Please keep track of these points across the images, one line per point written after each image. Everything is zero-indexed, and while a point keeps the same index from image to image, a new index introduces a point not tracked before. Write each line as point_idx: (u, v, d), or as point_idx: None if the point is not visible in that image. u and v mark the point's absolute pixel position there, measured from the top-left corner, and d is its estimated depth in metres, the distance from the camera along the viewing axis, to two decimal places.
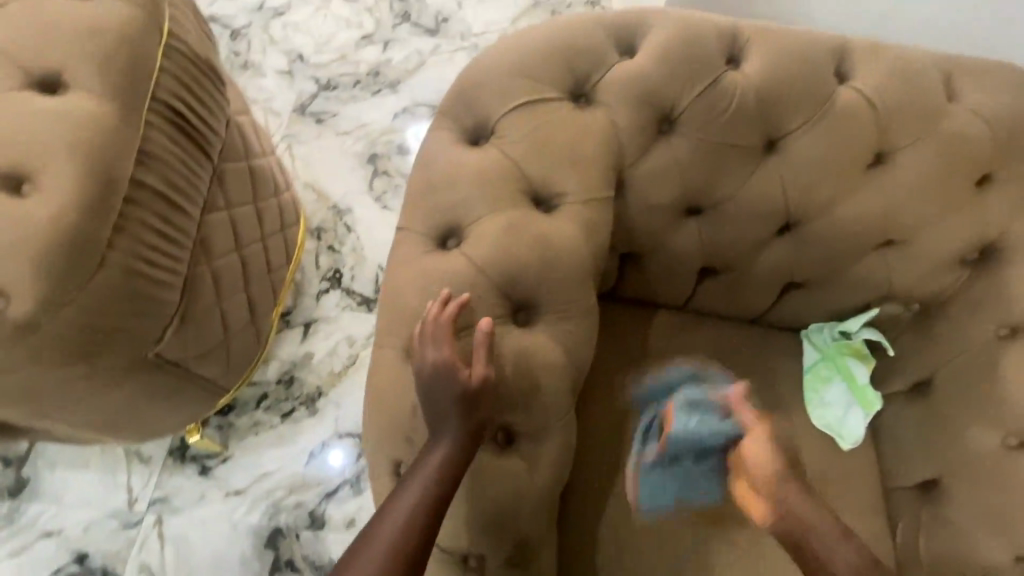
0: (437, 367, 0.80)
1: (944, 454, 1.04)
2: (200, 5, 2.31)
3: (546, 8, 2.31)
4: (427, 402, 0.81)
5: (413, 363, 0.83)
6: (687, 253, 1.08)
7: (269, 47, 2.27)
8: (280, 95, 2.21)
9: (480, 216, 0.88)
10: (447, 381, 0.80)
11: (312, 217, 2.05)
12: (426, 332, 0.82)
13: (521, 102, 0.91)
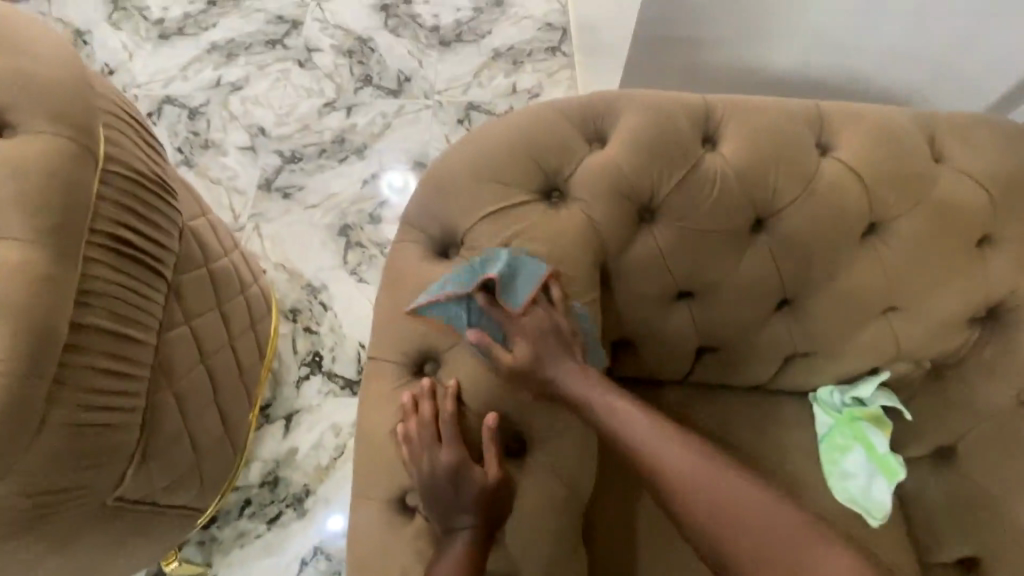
0: (442, 470, 0.74)
1: (981, 529, 0.99)
2: (154, 86, 2.23)
3: (508, 60, 2.29)
4: (439, 503, 0.74)
5: (414, 464, 0.76)
6: (683, 336, 1.01)
7: (228, 123, 2.18)
8: (244, 173, 2.12)
9: (458, 339, 0.81)
10: (457, 482, 0.73)
11: (285, 299, 1.94)
12: (425, 425, 0.76)
13: (490, 209, 0.85)
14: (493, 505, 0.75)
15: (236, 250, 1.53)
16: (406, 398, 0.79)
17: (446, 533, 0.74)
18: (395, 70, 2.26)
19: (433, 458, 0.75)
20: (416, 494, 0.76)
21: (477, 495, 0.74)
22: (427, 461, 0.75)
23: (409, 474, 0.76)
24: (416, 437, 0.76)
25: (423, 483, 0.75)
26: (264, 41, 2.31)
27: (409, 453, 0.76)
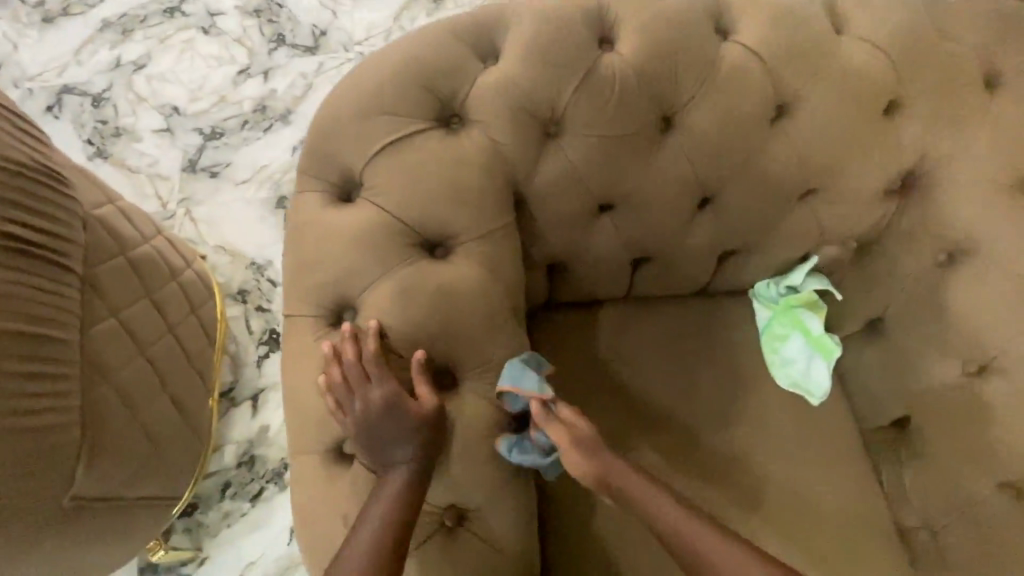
0: (376, 407, 0.73)
1: (909, 389, 1.03)
2: (48, 76, 2.04)
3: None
4: (378, 438, 0.73)
5: (347, 408, 0.74)
6: (611, 250, 1.00)
7: (138, 106, 2.02)
8: (163, 157, 1.98)
9: (371, 282, 0.78)
10: (396, 413, 0.73)
11: (231, 281, 1.87)
12: (351, 365, 0.74)
13: (385, 143, 0.80)
14: (427, 431, 0.74)
15: (158, 236, 1.46)
16: (327, 344, 0.76)
17: (380, 466, 0.73)
18: (307, 24, 2.11)
19: (365, 395, 0.73)
20: (351, 436, 0.75)
21: (410, 425, 0.73)
22: (358, 400, 0.73)
23: (341, 417, 0.74)
24: (345, 380, 0.74)
25: (356, 422, 0.73)
26: (160, 10, 2.12)
27: (340, 395, 0.74)
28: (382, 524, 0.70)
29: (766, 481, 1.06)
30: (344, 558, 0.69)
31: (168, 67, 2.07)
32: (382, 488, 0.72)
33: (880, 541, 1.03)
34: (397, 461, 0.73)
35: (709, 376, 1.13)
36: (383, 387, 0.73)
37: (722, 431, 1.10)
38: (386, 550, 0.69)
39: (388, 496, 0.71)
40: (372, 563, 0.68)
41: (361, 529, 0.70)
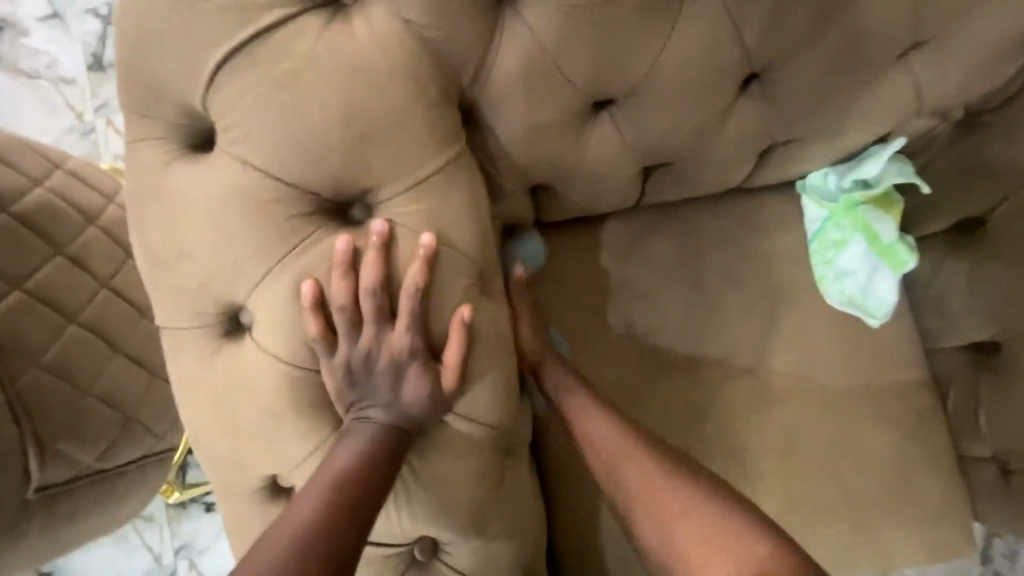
0: (387, 353, 0.52)
1: (1006, 309, 0.80)
2: None
3: None
4: (379, 397, 0.54)
5: (347, 351, 0.52)
6: (616, 164, 0.71)
7: None
8: (63, 53, 1.36)
9: (259, 279, 0.52)
10: (409, 379, 0.53)
11: None
12: (370, 293, 0.51)
13: (221, 51, 0.48)
14: (419, 422, 0.55)
15: None
16: (381, 232, 0.52)
17: (342, 457, 0.52)
18: None
19: (387, 339, 0.52)
20: (335, 386, 0.53)
21: (411, 402, 0.54)
22: (363, 340, 0.52)
23: (327, 355, 0.52)
24: (360, 295, 0.51)
25: (342, 372, 0.52)
26: None
27: (339, 322, 0.51)
28: (332, 540, 0.48)
29: (807, 420, 0.90)
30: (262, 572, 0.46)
31: None
32: (350, 463, 0.51)
33: (940, 480, 0.88)
34: (374, 453, 0.52)
35: (738, 301, 0.92)
36: (406, 333, 0.52)
37: (754, 367, 0.91)
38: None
39: (345, 503, 0.50)
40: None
41: (298, 535, 0.48)
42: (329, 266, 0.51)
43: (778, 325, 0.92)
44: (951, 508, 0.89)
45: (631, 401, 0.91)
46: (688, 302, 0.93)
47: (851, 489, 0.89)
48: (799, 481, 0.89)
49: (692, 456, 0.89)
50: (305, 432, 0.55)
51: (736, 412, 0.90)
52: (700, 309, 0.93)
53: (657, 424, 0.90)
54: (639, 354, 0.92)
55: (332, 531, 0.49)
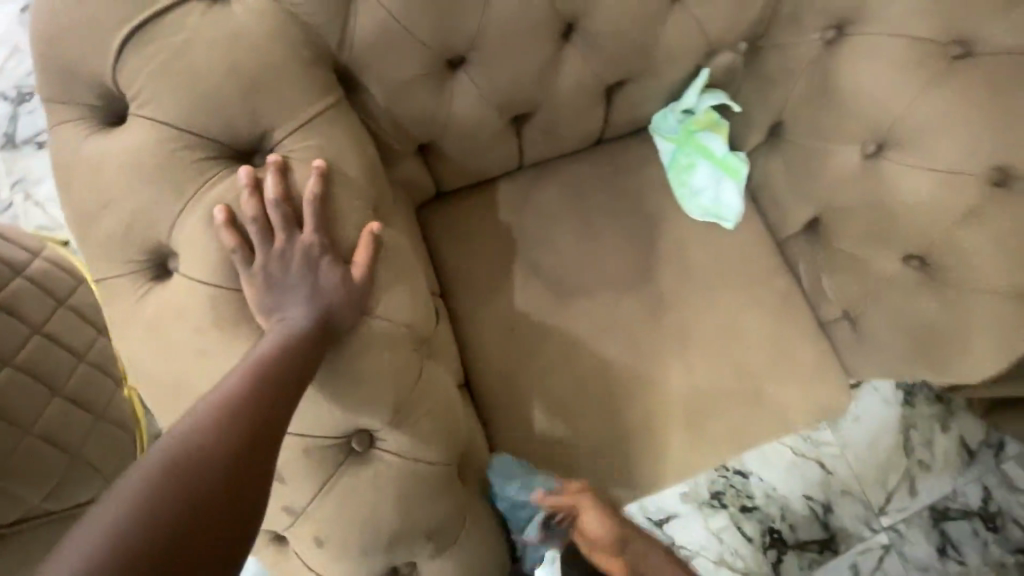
0: (298, 255, 0.63)
1: (816, 190, 0.95)
2: None
3: None
4: (294, 296, 0.63)
5: (264, 258, 0.62)
6: (479, 114, 0.86)
7: None
8: None
9: (177, 216, 0.62)
10: (321, 275, 0.64)
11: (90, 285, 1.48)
12: (275, 206, 0.62)
13: (121, 31, 0.60)
14: (328, 317, 0.64)
15: None
16: (278, 161, 0.64)
17: (259, 348, 0.61)
18: None
19: (296, 243, 0.63)
20: (255, 292, 0.62)
21: (324, 297, 0.64)
22: (276, 247, 0.62)
23: (245, 264, 0.62)
24: (268, 210, 0.62)
25: (260, 277, 0.62)
26: None
27: (252, 234, 0.62)
28: (243, 413, 0.57)
29: (693, 317, 1.05)
30: (177, 435, 0.55)
31: None
32: (268, 358, 0.60)
33: (809, 345, 1.04)
34: (289, 350, 0.60)
35: (617, 228, 1.08)
36: (312, 237, 0.63)
37: (641, 281, 1.06)
38: (237, 443, 0.55)
39: (255, 384, 0.59)
40: (211, 457, 0.54)
41: (218, 406, 0.57)
42: (236, 197, 0.62)
43: (653, 244, 1.07)
44: (823, 367, 1.04)
45: (543, 327, 1.04)
46: (577, 236, 1.07)
47: (740, 367, 1.03)
48: (695, 369, 1.03)
49: (602, 364, 1.03)
50: (234, 344, 0.63)
51: (633, 321, 1.04)
52: (587, 241, 1.07)
53: (569, 342, 1.03)
54: (544, 287, 1.05)
55: (248, 406, 0.57)
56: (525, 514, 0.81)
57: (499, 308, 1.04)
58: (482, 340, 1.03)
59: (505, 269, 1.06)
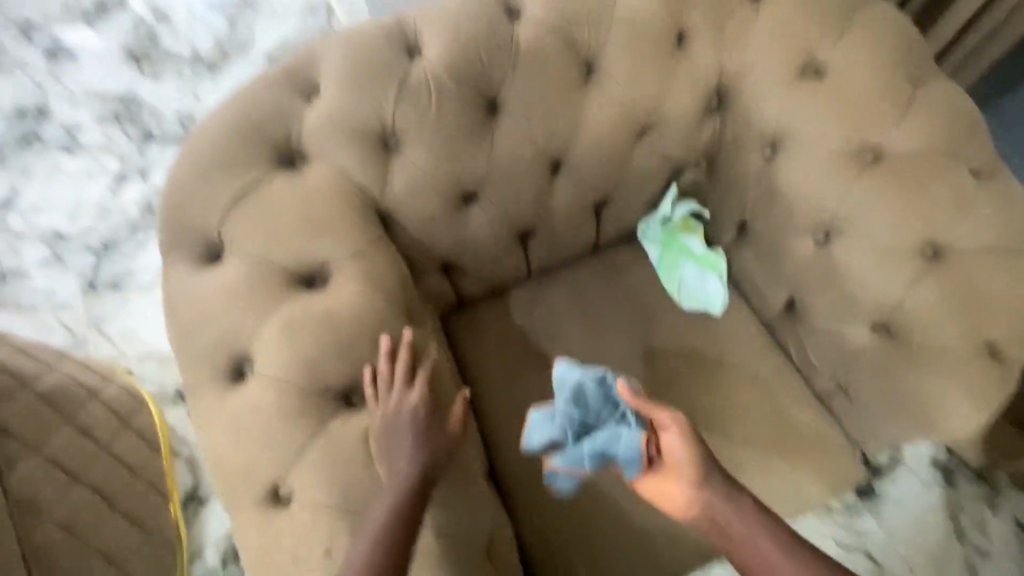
0: (404, 409, 0.75)
1: (784, 276, 1.09)
2: None
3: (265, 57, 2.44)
4: (399, 445, 0.74)
5: (383, 409, 0.76)
6: (489, 235, 1.07)
7: (56, 245, 2.19)
8: (60, 287, 2.12)
9: (257, 331, 0.80)
10: (423, 426, 0.75)
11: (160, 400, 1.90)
12: (401, 367, 0.78)
13: (231, 195, 0.84)
14: (429, 469, 0.73)
15: (64, 359, 1.41)
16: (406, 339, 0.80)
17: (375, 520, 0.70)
18: (172, 114, 2.37)
19: (405, 399, 0.76)
20: (377, 437, 0.76)
21: (427, 444, 0.74)
22: (391, 399, 0.76)
23: (370, 412, 0.77)
24: (395, 371, 0.78)
25: (380, 423, 0.76)
26: (15, 141, 2.34)
27: (381, 387, 0.78)
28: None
29: (695, 397, 1.14)
30: None
31: (62, 203, 2.27)
32: (385, 512, 0.70)
33: (807, 416, 1.13)
34: (396, 504, 0.71)
35: (617, 321, 1.22)
36: (418, 394, 0.76)
37: (644, 366, 1.17)
38: None
39: (373, 566, 0.68)
40: None
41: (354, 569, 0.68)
42: (303, 311, 0.80)
43: (650, 333, 1.20)
44: (824, 433, 1.12)
45: None
46: (582, 330, 1.21)
47: (745, 439, 1.11)
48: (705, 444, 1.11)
49: None
50: (296, 434, 0.77)
51: None
52: (592, 334, 1.21)
53: None
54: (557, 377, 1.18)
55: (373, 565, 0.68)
56: (611, 424, 0.86)
57: (518, 398, 1.16)
58: (504, 428, 1.14)
59: (523, 363, 1.19)
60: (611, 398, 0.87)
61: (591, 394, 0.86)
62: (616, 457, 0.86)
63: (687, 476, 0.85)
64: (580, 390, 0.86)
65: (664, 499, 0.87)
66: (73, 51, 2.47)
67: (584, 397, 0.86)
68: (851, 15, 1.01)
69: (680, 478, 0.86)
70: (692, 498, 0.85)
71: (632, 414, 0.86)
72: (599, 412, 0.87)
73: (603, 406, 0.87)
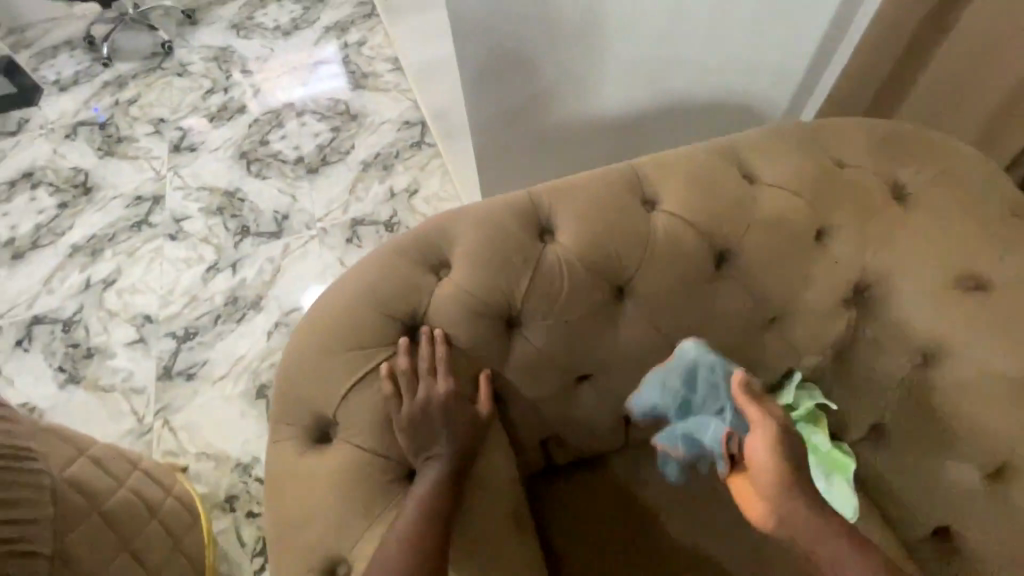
0: (433, 404, 0.78)
1: (934, 501, 0.97)
2: (41, 331, 2.18)
3: (358, 164, 2.51)
4: (421, 420, 0.77)
5: (414, 400, 0.78)
6: (599, 416, 1.00)
7: (147, 327, 2.17)
8: (139, 369, 2.08)
9: (358, 535, 0.73)
10: (454, 411, 0.79)
11: (217, 493, 1.86)
12: (422, 359, 0.82)
13: (351, 378, 0.81)
14: (466, 450, 0.78)
15: (134, 472, 1.37)
16: (483, 374, 0.87)
17: (417, 489, 0.73)
18: (269, 213, 2.40)
19: (430, 389, 0.79)
20: (400, 419, 0.77)
21: (459, 431, 0.78)
22: (418, 396, 0.78)
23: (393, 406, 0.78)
24: (420, 361, 0.82)
25: (407, 421, 0.77)
26: (128, 226, 2.41)
27: (403, 385, 0.80)
28: (419, 546, 0.69)
29: None
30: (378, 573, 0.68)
31: (140, 279, 2.28)
32: (428, 485, 0.73)
33: None
34: (437, 482, 0.74)
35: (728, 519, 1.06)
36: (446, 384, 0.80)
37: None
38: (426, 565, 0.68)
39: (426, 538, 0.70)
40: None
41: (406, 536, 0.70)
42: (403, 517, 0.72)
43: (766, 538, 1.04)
44: None
45: None
46: (686, 525, 1.06)
47: None
48: None
49: None
50: None
51: None
52: (698, 530, 1.06)
53: None
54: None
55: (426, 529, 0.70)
56: (709, 413, 0.86)
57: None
58: None
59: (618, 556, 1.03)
60: (720, 386, 0.86)
61: (699, 381, 0.87)
62: (706, 447, 0.87)
63: (766, 483, 0.78)
64: (690, 368, 0.88)
65: (746, 503, 0.82)
66: (196, 146, 2.61)
67: (694, 378, 0.87)
68: (1004, 228, 0.95)
69: (766, 489, 0.79)
70: (769, 508, 0.79)
71: (732, 411, 0.84)
72: (702, 396, 0.86)
73: (710, 395, 0.86)
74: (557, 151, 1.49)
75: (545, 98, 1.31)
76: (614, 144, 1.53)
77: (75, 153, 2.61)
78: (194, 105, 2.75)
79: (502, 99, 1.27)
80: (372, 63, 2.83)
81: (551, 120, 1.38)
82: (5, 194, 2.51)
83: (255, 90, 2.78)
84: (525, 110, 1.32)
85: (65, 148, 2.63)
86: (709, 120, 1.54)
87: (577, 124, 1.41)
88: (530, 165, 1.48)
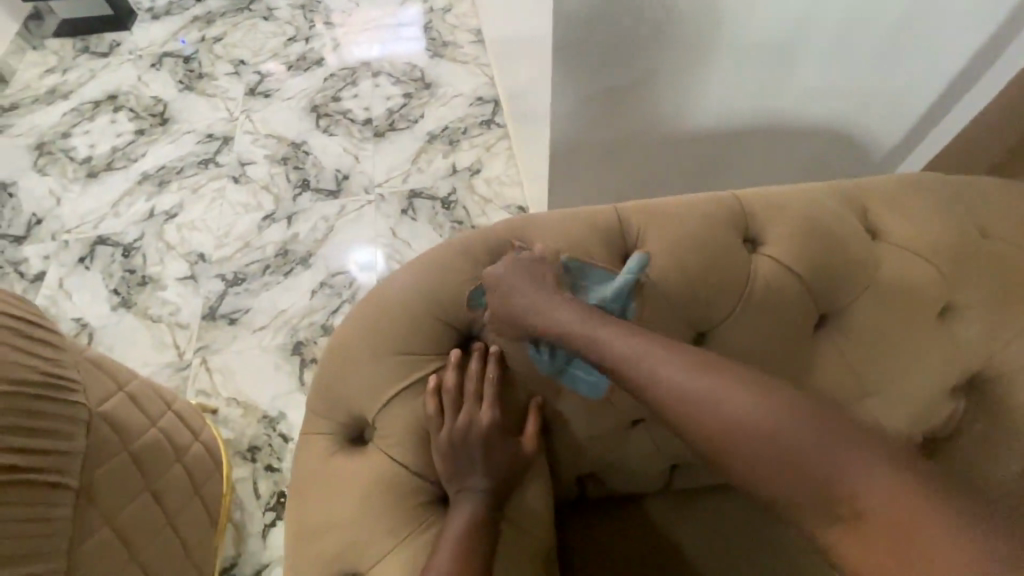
0: (477, 430, 0.73)
1: None
2: (101, 252, 2.24)
3: (424, 134, 2.45)
4: (463, 444, 0.73)
5: (456, 421, 0.74)
6: (647, 461, 0.93)
7: (195, 266, 2.20)
8: (186, 305, 2.12)
9: (376, 556, 0.71)
10: (499, 439, 0.75)
11: (242, 440, 1.88)
12: (470, 380, 0.77)
13: (398, 387, 0.77)
14: (510, 477, 0.76)
15: (166, 413, 1.38)
16: (533, 407, 0.80)
17: (449, 527, 0.69)
18: (332, 170, 2.38)
19: (474, 415, 0.74)
20: (440, 440, 0.73)
21: (503, 459, 0.75)
22: (461, 420, 0.74)
23: (434, 425, 0.74)
24: (468, 382, 0.77)
25: (447, 444, 0.73)
26: (196, 162, 2.44)
27: (446, 405, 0.75)
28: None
29: None
30: None
31: (199, 217, 2.32)
32: (471, 512, 0.71)
33: None
34: (479, 509, 0.71)
35: None
36: (490, 412, 0.75)
37: None
38: None
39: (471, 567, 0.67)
40: None
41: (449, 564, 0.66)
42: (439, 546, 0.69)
43: None
44: None
45: None
46: None
47: None
48: None
49: None
50: None
51: None
52: None
53: None
54: None
55: (471, 557, 0.68)
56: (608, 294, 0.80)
57: None
58: None
59: None
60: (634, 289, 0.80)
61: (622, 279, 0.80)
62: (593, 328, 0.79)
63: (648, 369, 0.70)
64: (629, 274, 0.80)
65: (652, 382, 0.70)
66: (271, 93, 2.61)
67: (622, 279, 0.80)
68: None
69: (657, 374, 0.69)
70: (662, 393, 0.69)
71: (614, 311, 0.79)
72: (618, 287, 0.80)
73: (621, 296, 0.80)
74: (642, 165, 1.37)
75: (639, 101, 1.20)
76: (704, 163, 1.41)
77: (157, 83, 2.66)
78: (275, 51, 2.74)
79: (593, 93, 1.15)
80: (453, 32, 2.74)
81: (640, 130, 1.27)
82: (89, 114, 2.59)
83: (335, 43, 2.75)
84: (616, 106, 1.20)
85: (149, 77, 2.68)
86: (808, 148, 1.41)
87: (669, 132, 1.29)
88: (605, 170, 1.35)
